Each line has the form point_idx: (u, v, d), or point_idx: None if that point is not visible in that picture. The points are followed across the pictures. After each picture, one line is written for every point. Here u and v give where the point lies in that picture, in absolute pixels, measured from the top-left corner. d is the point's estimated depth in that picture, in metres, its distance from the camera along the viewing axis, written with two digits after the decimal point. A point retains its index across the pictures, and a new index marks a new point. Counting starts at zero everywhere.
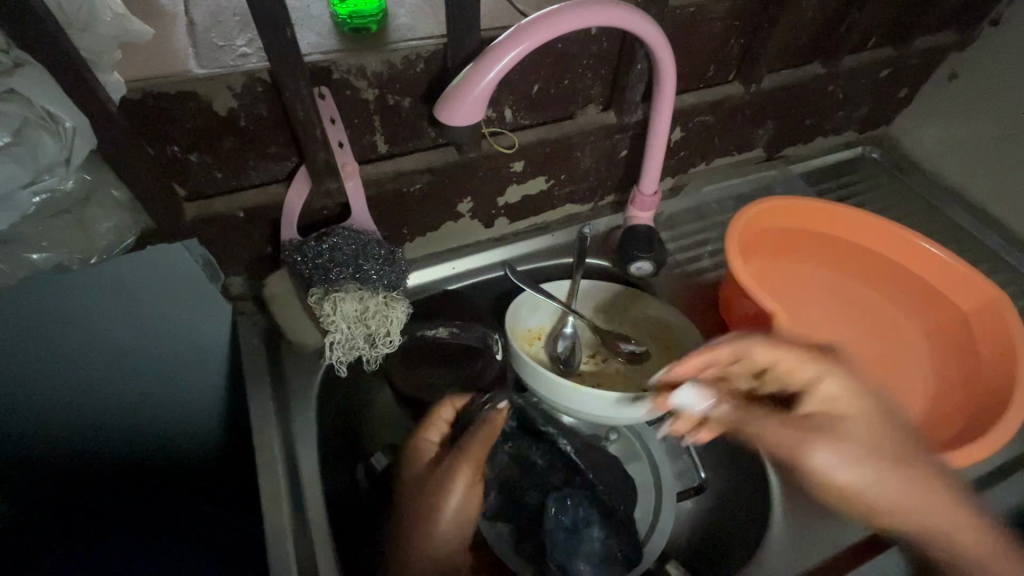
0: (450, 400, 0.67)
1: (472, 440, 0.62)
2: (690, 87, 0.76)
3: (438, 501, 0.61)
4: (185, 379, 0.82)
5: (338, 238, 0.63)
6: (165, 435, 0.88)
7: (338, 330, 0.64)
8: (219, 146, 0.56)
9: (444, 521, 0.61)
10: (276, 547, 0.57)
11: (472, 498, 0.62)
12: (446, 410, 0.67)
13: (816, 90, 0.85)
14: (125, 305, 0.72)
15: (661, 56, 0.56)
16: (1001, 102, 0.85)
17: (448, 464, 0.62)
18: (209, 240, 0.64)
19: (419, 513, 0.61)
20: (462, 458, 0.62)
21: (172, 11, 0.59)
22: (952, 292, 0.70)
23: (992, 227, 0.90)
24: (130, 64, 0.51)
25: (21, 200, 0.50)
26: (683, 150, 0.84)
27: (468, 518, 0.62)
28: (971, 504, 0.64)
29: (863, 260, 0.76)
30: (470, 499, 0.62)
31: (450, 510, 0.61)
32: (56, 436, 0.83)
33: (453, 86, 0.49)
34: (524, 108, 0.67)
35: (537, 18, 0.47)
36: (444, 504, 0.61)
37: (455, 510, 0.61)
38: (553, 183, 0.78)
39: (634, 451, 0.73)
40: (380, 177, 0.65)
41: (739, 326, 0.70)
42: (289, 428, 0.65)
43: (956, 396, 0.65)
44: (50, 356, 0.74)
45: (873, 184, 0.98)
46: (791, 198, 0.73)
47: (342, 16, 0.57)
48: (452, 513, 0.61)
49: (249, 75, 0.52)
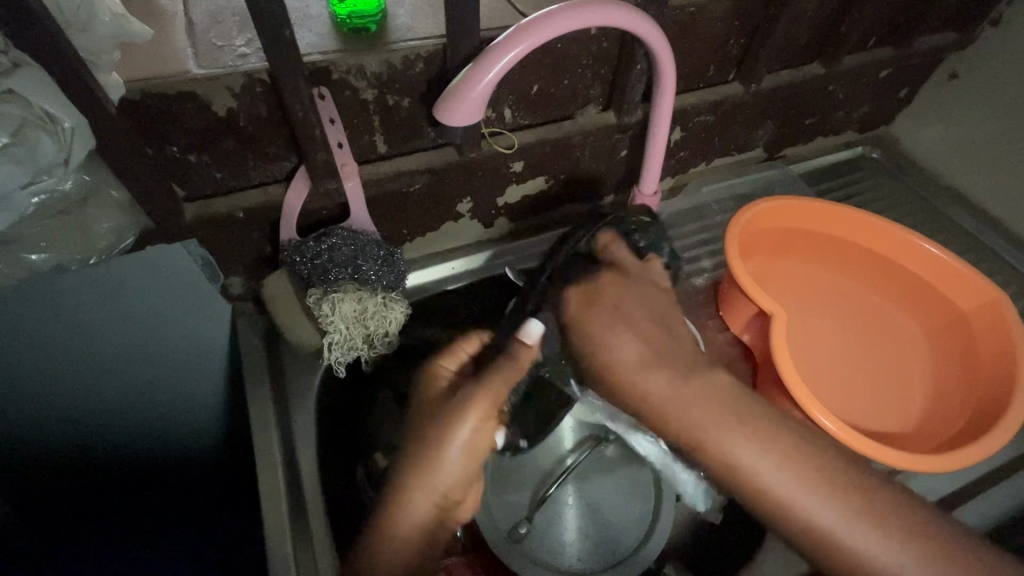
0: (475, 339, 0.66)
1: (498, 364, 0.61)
2: (690, 86, 0.76)
3: (447, 437, 0.57)
4: (183, 380, 0.82)
5: (337, 239, 0.64)
6: (165, 436, 0.88)
7: (337, 330, 0.64)
8: (218, 147, 0.56)
9: (456, 449, 0.57)
10: (275, 547, 0.57)
11: (479, 430, 0.58)
12: (469, 345, 0.65)
13: (816, 89, 0.85)
14: (125, 306, 0.72)
15: (661, 57, 0.56)
16: (1002, 101, 0.85)
17: (467, 390, 0.60)
18: (208, 241, 0.64)
19: (426, 458, 0.57)
20: (490, 377, 0.60)
21: (171, 11, 0.58)
22: (951, 290, 0.69)
23: (994, 228, 0.90)
24: (130, 64, 0.51)
25: (20, 200, 0.51)
26: (684, 150, 0.84)
27: (481, 455, 0.59)
28: (969, 505, 0.64)
29: (864, 261, 0.75)
30: (480, 437, 0.58)
31: (464, 435, 0.58)
32: (55, 437, 0.83)
33: (451, 87, 0.48)
34: (524, 108, 0.67)
35: (535, 19, 0.47)
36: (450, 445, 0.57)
37: (460, 461, 0.57)
38: (553, 182, 0.78)
39: (634, 451, 0.70)
40: (380, 177, 0.65)
41: (740, 326, 0.69)
42: (290, 428, 0.65)
43: (957, 396, 0.65)
44: (51, 357, 0.74)
45: (874, 183, 0.98)
46: (792, 198, 0.72)
47: (342, 16, 0.57)
48: (460, 440, 0.57)
49: (248, 75, 0.52)
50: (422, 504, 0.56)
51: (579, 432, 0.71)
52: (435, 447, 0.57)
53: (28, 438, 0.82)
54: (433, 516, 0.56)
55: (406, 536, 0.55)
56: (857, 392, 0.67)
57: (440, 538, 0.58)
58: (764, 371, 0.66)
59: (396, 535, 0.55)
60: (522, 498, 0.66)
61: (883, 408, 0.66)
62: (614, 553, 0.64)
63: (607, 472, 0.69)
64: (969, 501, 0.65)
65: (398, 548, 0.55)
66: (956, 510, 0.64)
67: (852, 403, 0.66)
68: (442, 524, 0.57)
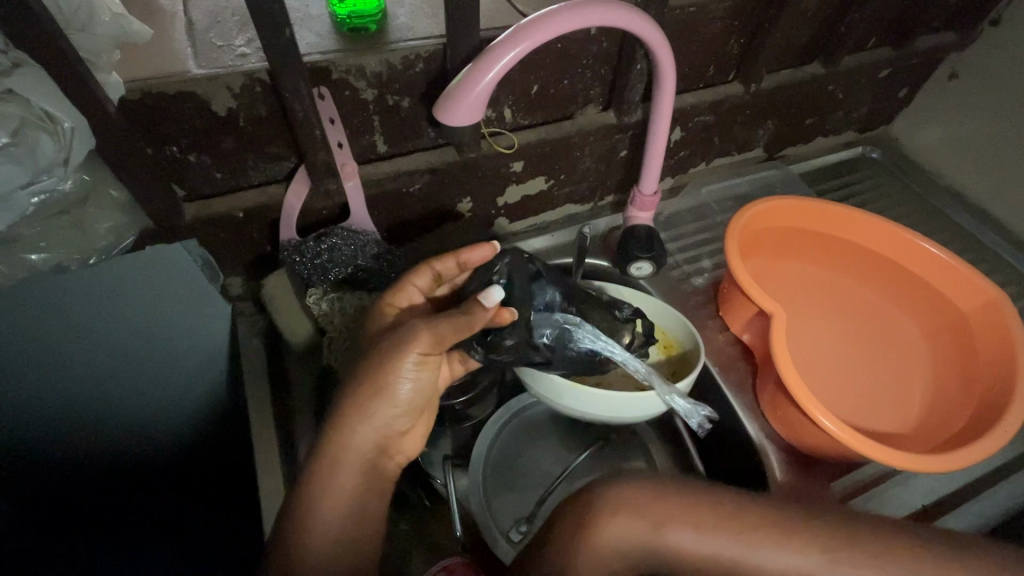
0: (426, 266, 0.57)
1: (446, 317, 0.48)
2: (690, 86, 0.76)
3: (386, 381, 0.49)
4: (183, 380, 0.82)
5: (337, 238, 0.64)
6: (165, 436, 0.88)
7: (337, 331, 0.63)
8: (218, 147, 0.56)
9: (401, 389, 0.50)
10: None
11: (428, 373, 0.50)
12: (419, 276, 0.57)
13: (816, 89, 0.85)
14: (125, 305, 0.72)
15: (661, 57, 0.55)
16: (1001, 100, 0.85)
17: (405, 328, 0.49)
18: (207, 241, 0.64)
19: (354, 396, 0.49)
20: (426, 326, 0.48)
21: (171, 11, 0.58)
22: (951, 292, 0.69)
23: (995, 229, 0.90)
24: (129, 65, 0.52)
25: (20, 200, 0.52)
26: (683, 150, 0.84)
27: (425, 392, 0.51)
28: (966, 506, 0.65)
29: (865, 262, 0.75)
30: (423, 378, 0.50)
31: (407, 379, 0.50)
32: (55, 438, 0.83)
33: (451, 88, 0.48)
34: (523, 108, 0.67)
35: (536, 18, 0.47)
36: (393, 389, 0.49)
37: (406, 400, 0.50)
38: (553, 183, 0.78)
39: (630, 451, 0.70)
40: (380, 177, 0.65)
41: (739, 326, 0.69)
42: (289, 428, 0.65)
43: (956, 397, 0.65)
44: (51, 356, 0.74)
45: (876, 182, 0.97)
46: (793, 198, 0.72)
47: (342, 16, 0.57)
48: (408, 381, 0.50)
49: (248, 75, 0.52)
50: (356, 445, 0.50)
51: (578, 432, 0.70)
52: (373, 387, 0.49)
53: (27, 441, 0.81)
54: (371, 455, 0.51)
55: (342, 484, 0.50)
56: (856, 392, 0.66)
57: (384, 471, 0.53)
58: (762, 371, 0.66)
59: (335, 480, 0.50)
60: (522, 499, 0.65)
61: (883, 407, 0.66)
62: None
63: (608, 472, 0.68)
64: (966, 501, 0.65)
65: (333, 503, 0.50)
66: (954, 509, 0.65)
67: (852, 402, 0.66)
68: (382, 462, 0.53)
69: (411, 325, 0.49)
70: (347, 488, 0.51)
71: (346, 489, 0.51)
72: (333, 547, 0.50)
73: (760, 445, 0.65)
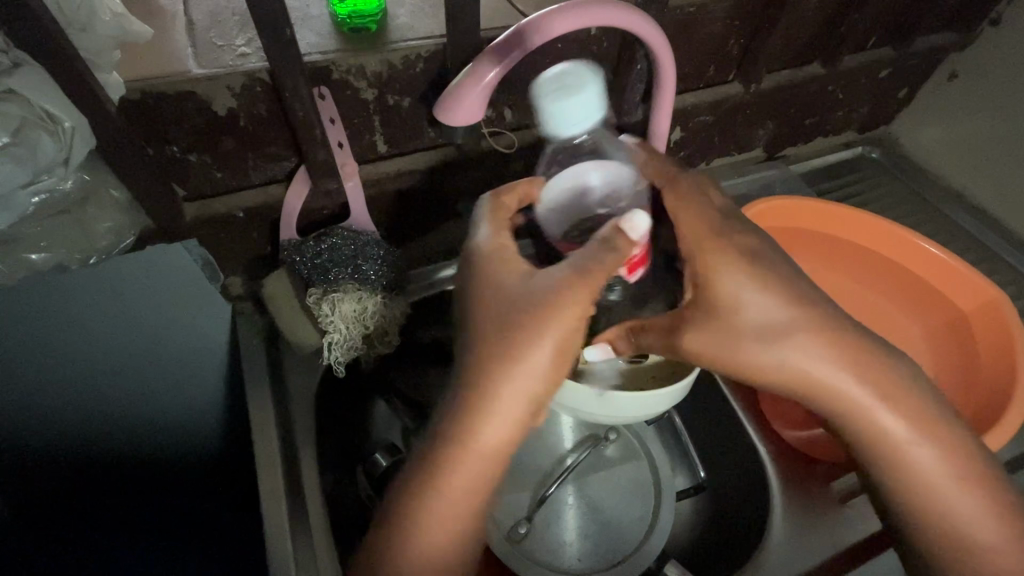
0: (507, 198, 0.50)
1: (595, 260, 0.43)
2: (690, 86, 0.76)
3: (527, 346, 0.43)
4: (183, 379, 0.82)
5: (337, 238, 0.65)
6: (164, 435, 0.88)
7: (337, 330, 0.64)
8: (218, 146, 0.56)
9: (538, 353, 0.44)
10: (275, 546, 0.56)
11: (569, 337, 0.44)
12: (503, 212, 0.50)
13: (816, 89, 0.85)
14: (126, 304, 0.72)
15: (661, 58, 0.55)
16: (1003, 99, 0.84)
17: (547, 283, 0.44)
18: (209, 240, 0.64)
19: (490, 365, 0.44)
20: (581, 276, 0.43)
21: (172, 11, 0.58)
22: (950, 292, 0.70)
23: (997, 230, 0.89)
24: (130, 65, 0.52)
25: (20, 200, 0.52)
26: (684, 150, 0.84)
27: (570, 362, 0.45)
28: None
29: (864, 263, 0.75)
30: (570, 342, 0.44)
31: (547, 343, 0.44)
32: (54, 437, 0.83)
33: (450, 87, 0.48)
34: (523, 108, 0.67)
35: (534, 19, 0.47)
36: (531, 356, 0.43)
37: (545, 367, 0.44)
38: None
39: (633, 451, 0.69)
40: (379, 177, 0.66)
41: None
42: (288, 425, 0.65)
43: (956, 396, 0.65)
44: (51, 356, 0.74)
45: (876, 183, 0.97)
46: (792, 198, 0.73)
47: (342, 16, 0.57)
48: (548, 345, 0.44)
49: (248, 74, 0.52)
50: (493, 424, 0.45)
51: (578, 432, 0.70)
52: (508, 354, 0.44)
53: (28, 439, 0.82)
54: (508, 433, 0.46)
55: (475, 466, 0.45)
56: None
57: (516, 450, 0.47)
58: None
59: (449, 477, 0.45)
60: (521, 498, 0.65)
61: None
62: (615, 553, 0.62)
63: (607, 473, 0.68)
64: None
65: (462, 485, 0.46)
66: None
67: None
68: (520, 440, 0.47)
69: (552, 282, 0.43)
70: (483, 472, 0.46)
71: (477, 469, 0.46)
72: (462, 530, 0.47)
73: (759, 445, 0.65)
